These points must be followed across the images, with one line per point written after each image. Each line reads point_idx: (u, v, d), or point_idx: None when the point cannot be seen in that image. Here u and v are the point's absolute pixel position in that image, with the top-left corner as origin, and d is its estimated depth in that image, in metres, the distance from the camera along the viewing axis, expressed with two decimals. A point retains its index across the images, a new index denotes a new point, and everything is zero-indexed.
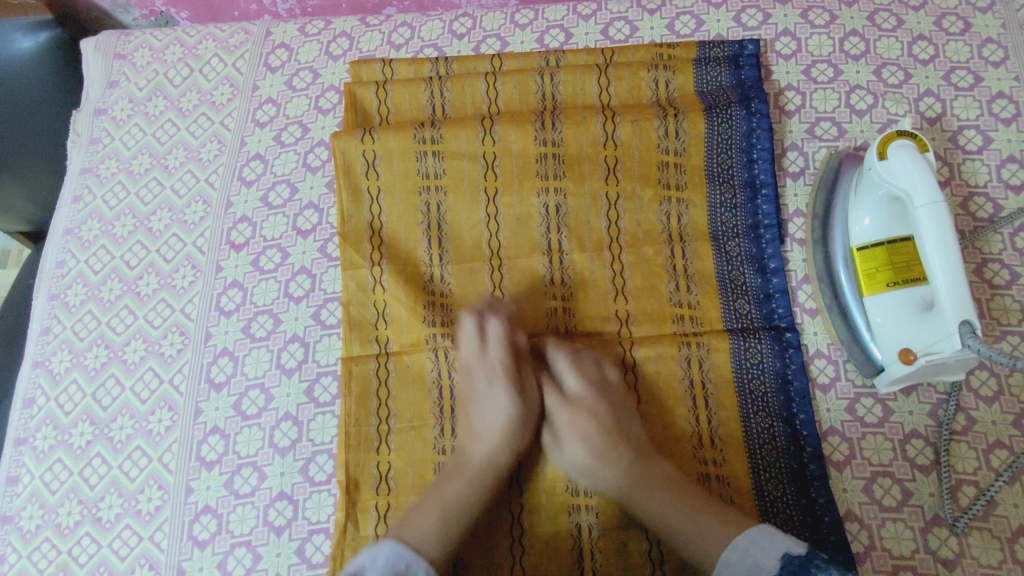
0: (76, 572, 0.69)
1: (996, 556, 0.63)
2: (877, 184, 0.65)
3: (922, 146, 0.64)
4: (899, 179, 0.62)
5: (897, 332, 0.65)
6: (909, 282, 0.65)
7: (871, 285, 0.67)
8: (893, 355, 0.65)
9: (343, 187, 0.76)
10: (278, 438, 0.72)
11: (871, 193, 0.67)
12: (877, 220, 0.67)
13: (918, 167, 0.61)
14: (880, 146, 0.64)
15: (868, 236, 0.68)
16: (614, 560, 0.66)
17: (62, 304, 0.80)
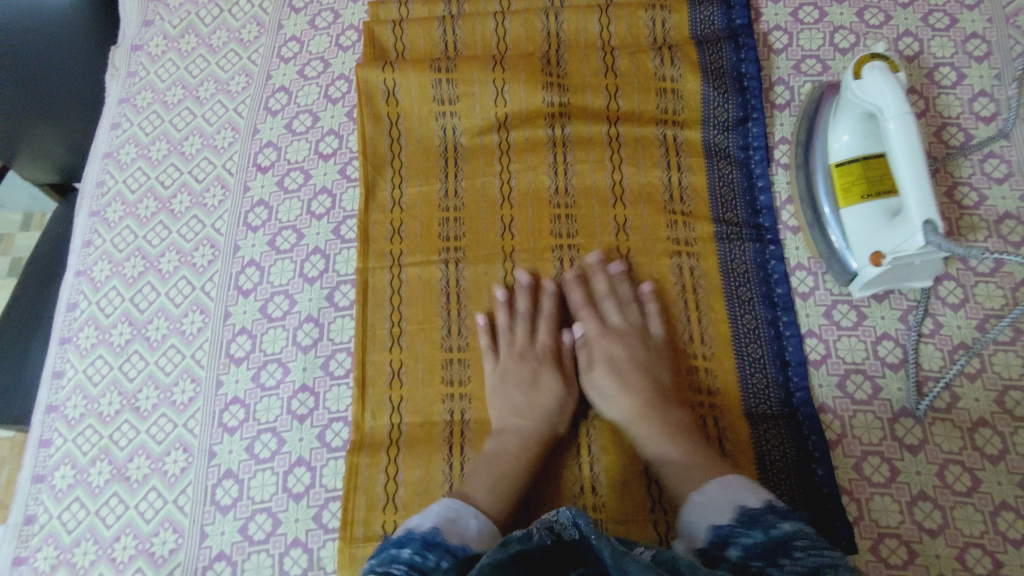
0: (118, 455, 0.76)
1: (957, 443, 0.69)
2: (853, 102, 0.71)
3: (894, 67, 0.69)
4: (871, 95, 0.68)
5: (869, 237, 0.70)
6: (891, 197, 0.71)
7: (847, 198, 0.73)
8: (865, 260, 0.71)
9: (365, 111, 0.84)
10: (301, 337, 0.79)
11: (849, 112, 0.73)
12: (853, 136, 0.73)
13: (888, 83, 0.67)
14: (855, 67, 0.70)
15: (844, 153, 0.74)
16: (610, 441, 0.72)
17: (102, 220, 0.87)
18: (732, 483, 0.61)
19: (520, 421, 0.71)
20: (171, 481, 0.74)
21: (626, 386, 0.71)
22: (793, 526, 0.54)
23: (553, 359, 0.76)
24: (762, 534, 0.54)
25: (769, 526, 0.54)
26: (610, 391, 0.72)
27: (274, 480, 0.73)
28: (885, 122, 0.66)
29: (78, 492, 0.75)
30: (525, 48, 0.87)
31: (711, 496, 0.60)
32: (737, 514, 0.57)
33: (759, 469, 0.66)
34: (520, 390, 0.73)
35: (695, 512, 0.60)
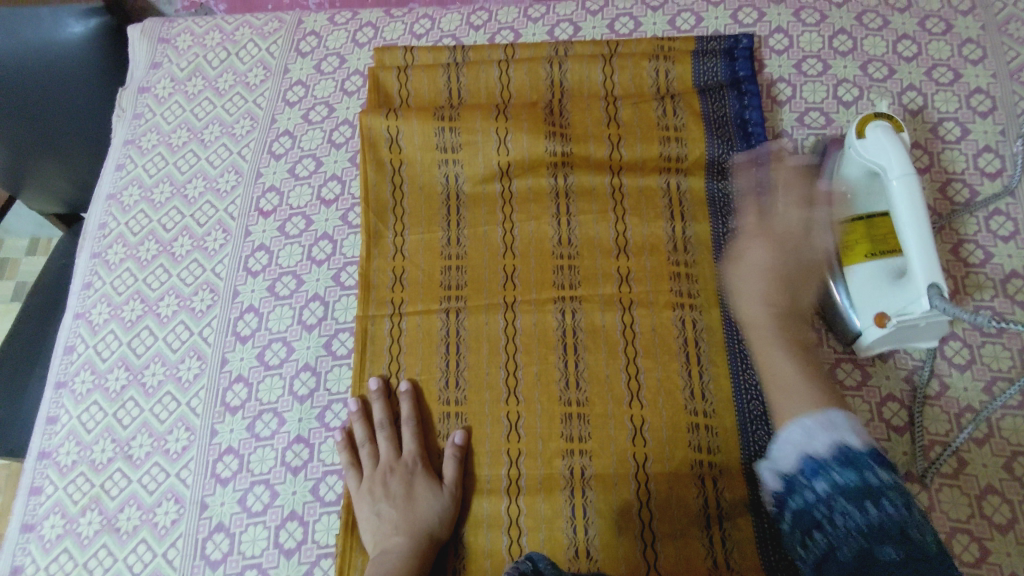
0: (108, 504, 0.75)
1: (964, 510, 0.67)
2: (854, 161, 0.71)
3: (898, 127, 0.70)
4: (874, 155, 0.68)
5: (871, 297, 0.70)
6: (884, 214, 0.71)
7: (851, 256, 0.72)
8: (868, 320, 0.70)
9: (368, 158, 0.84)
10: (298, 386, 0.78)
11: (851, 170, 0.73)
12: (855, 194, 0.72)
13: (890, 144, 0.67)
14: (859, 125, 0.70)
15: (846, 212, 0.73)
16: (607, 502, 0.70)
17: (103, 262, 0.87)
18: (838, 419, 0.53)
19: (397, 537, 0.68)
20: (161, 534, 0.73)
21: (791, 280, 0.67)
22: (890, 475, 0.48)
23: (425, 465, 0.73)
24: (856, 477, 0.48)
25: (867, 468, 0.48)
26: (749, 292, 0.68)
27: (266, 534, 0.72)
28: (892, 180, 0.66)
29: (66, 543, 0.74)
30: (529, 96, 0.87)
31: (816, 425, 0.53)
32: (835, 449, 0.50)
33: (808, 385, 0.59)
34: (391, 504, 0.70)
35: (780, 443, 0.54)
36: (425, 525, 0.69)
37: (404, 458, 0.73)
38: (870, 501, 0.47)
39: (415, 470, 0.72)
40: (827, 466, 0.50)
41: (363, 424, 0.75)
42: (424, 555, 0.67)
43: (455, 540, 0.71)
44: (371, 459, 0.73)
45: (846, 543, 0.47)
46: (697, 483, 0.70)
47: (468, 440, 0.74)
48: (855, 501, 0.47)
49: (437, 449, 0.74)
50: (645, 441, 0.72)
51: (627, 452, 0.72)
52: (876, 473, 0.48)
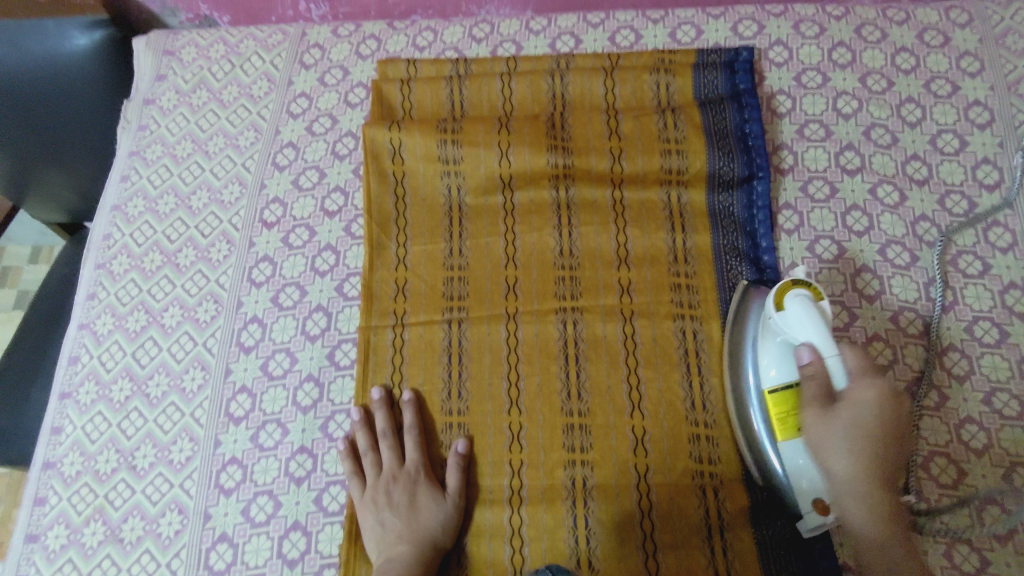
0: (112, 515, 0.75)
1: (964, 521, 0.68)
2: (779, 335, 0.68)
3: (818, 296, 0.67)
4: (797, 333, 0.65)
5: (807, 470, 0.66)
6: (807, 349, 0.64)
7: (783, 430, 0.67)
8: (805, 495, 0.66)
9: (371, 170, 0.85)
10: (301, 397, 0.78)
11: (772, 343, 0.68)
12: (781, 371, 0.67)
13: (813, 322, 0.64)
14: (777, 296, 0.67)
15: (773, 380, 0.68)
16: (609, 512, 0.71)
17: (107, 273, 0.87)
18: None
19: (400, 546, 0.68)
20: (164, 544, 0.73)
21: (862, 447, 0.61)
22: None
23: (428, 474, 0.73)
24: None
25: None
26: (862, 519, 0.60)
27: (269, 544, 0.72)
28: (825, 358, 0.63)
29: (70, 553, 0.74)
30: (531, 108, 0.88)
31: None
32: None
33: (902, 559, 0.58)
34: (394, 514, 0.70)
35: None
36: (429, 535, 0.69)
37: (407, 467, 0.73)
38: None
39: (417, 479, 0.72)
40: None
41: (365, 433, 0.75)
42: (428, 564, 0.68)
43: (457, 550, 0.71)
44: (374, 467, 0.73)
45: None
46: (699, 493, 0.71)
47: (471, 449, 0.74)
48: None
49: (439, 458, 0.75)
50: (646, 452, 0.73)
51: (628, 462, 0.72)
52: None
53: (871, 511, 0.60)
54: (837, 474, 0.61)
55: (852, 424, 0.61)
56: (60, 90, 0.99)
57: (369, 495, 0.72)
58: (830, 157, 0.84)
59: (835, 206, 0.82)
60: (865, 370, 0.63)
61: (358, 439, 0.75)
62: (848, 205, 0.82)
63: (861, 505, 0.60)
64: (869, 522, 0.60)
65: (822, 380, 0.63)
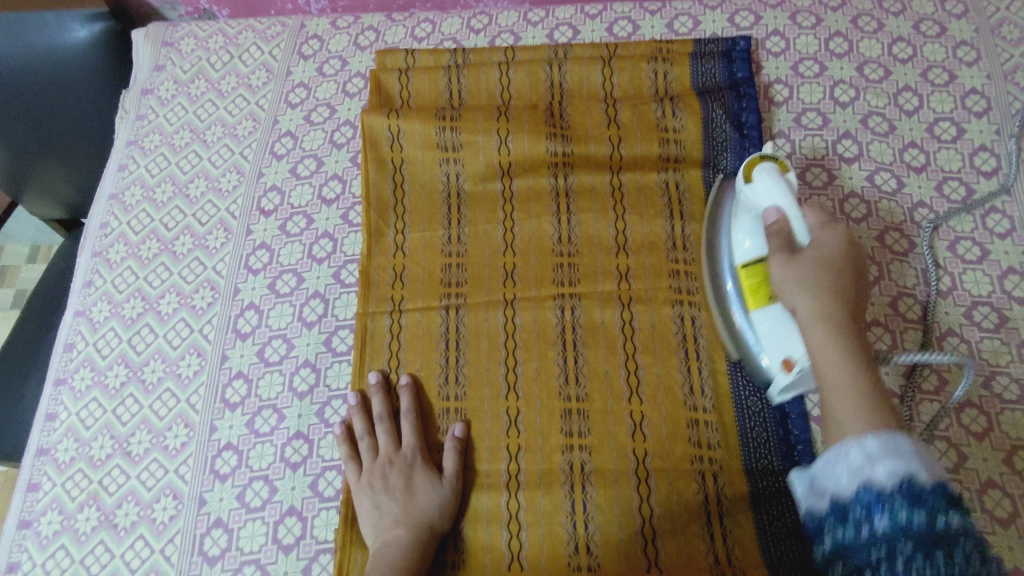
0: (106, 501, 0.74)
1: (966, 505, 0.67)
2: (749, 207, 0.70)
3: (784, 169, 0.69)
4: (763, 199, 0.67)
5: (779, 342, 0.67)
6: (774, 212, 0.65)
7: (756, 299, 0.69)
8: (776, 364, 0.68)
9: (369, 156, 0.85)
10: (297, 383, 0.78)
11: (746, 215, 0.70)
12: (753, 244, 0.69)
13: (777, 184, 0.66)
14: (747, 170, 0.70)
15: (746, 257, 0.70)
16: (607, 497, 0.70)
17: (104, 261, 0.87)
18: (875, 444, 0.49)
19: (397, 530, 0.68)
20: (159, 530, 0.73)
21: (829, 322, 0.60)
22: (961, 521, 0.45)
23: (425, 458, 0.73)
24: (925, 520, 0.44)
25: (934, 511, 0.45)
26: (807, 303, 0.61)
27: (265, 530, 0.71)
28: (789, 217, 0.64)
29: (64, 539, 0.73)
30: (529, 97, 0.88)
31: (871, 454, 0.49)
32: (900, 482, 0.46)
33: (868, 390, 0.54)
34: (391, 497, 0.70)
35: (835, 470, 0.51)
36: (426, 520, 0.69)
37: (404, 450, 0.73)
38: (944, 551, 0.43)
39: (414, 463, 0.72)
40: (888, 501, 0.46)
41: (362, 417, 0.75)
42: (425, 549, 0.67)
43: (454, 536, 0.71)
44: (370, 451, 0.73)
45: None
46: (697, 479, 0.70)
47: (468, 434, 0.74)
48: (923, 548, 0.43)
49: (437, 442, 0.74)
50: (644, 437, 0.72)
51: (626, 448, 0.72)
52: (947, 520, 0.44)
53: (816, 294, 0.61)
54: (802, 312, 0.61)
55: (818, 262, 0.62)
56: (58, 83, 1.00)
57: (365, 480, 0.71)
58: (827, 146, 0.85)
59: (833, 194, 0.82)
60: (828, 223, 0.65)
61: (356, 422, 0.75)
62: (846, 192, 0.82)
63: (829, 362, 0.57)
64: (851, 384, 0.55)
65: (783, 231, 0.64)
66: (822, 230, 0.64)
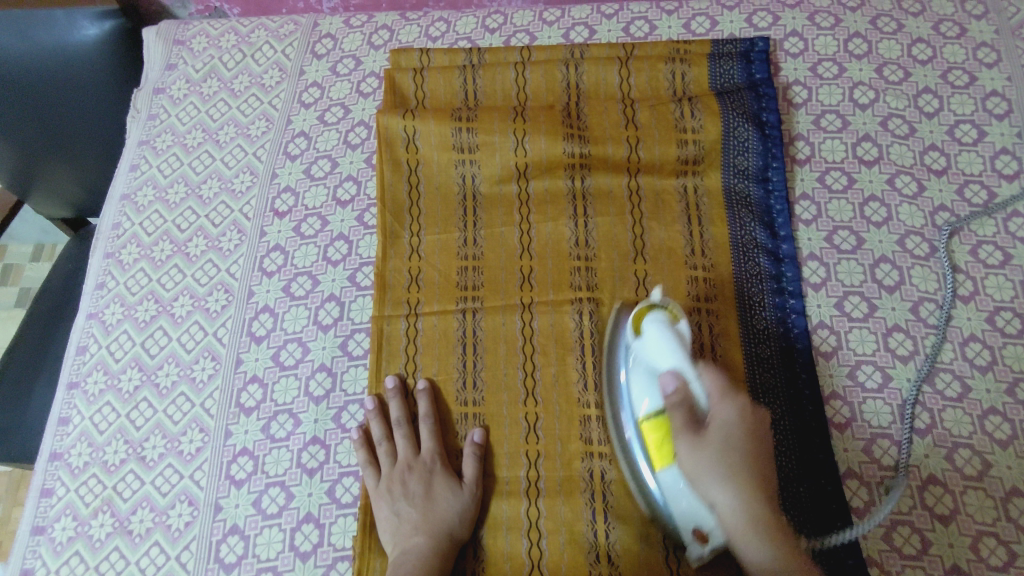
0: (121, 506, 0.74)
1: (990, 513, 0.67)
2: (642, 365, 0.67)
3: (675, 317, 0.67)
4: (660, 361, 0.65)
5: (688, 512, 0.63)
6: (671, 375, 0.62)
7: (661, 460, 0.65)
8: (668, 467, 0.64)
9: (384, 158, 0.84)
10: (313, 387, 0.77)
11: (646, 373, 0.67)
12: (652, 402, 0.66)
13: (671, 347, 0.64)
14: (636, 322, 0.69)
15: (647, 413, 0.66)
16: (628, 505, 0.69)
17: (116, 263, 0.86)
18: None
19: (416, 538, 0.67)
20: (174, 536, 0.72)
21: (737, 475, 0.59)
22: None
23: (443, 465, 0.72)
24: None
25: None
26: (724, 498, 0.59)
27: (281, 537, 0.71)
28: (689, 379, 0.62)
29: (78, 545, 0.72)
30: (545, 98, 0.87)
31: None
32: None
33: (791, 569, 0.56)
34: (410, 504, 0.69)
35: None
36: (446, 528, 0.68)
37: (422, 457, 0.72)
38: None
39: (434, 469, 0.71)
40: None
41: (380, 422, 0.74)
42: (445, 557, 0.67)
43: (473, 543, 0.70)
44: (388, 457, 0.72)
45: None
46: None
47: (487, 440, 0.73)
48: None
49: (455, 448, 0.74)
50: None
51: None
52: None
53: (728, 479, 0.59)
54: (721, 508, 0.59)
55: (721, 446, 0.59)
56: (76, 83, 0.98)
57: (384, 486, 0.70)
58: (846, 149, 0.84)
59: (853, 197, 0.81)
60: (726, 391, 0.62)
61: (374, 428, 0.74)
62: (866, 195, 0.81)
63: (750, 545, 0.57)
64: (779, 565, 0.56)
65: (685, 404, 0.61)
66: (718, 418, 0.60)
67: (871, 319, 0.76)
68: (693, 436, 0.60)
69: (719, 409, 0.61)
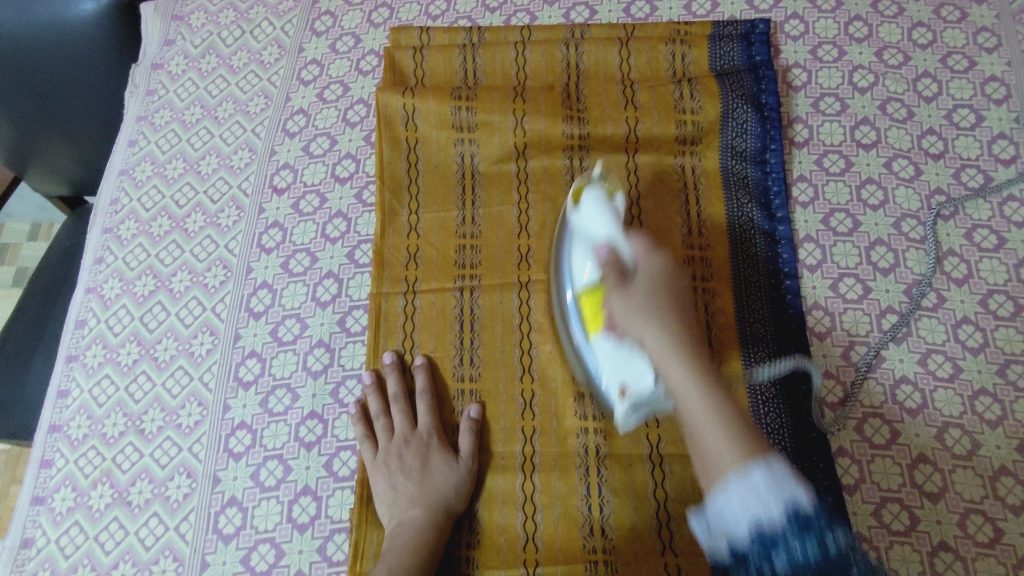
0: (120, 478, 0.74)
1: (978, 491, 0.68)
2: (581, 236, 0.68)
3: (613, 192, 0.70)
4: (596, 228, 0.67)
5: (616, 366, 0.62)
6: (605, 245, 0.65)
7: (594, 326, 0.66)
8: (613, 389, 0.64)
9: (384, 135, 0.84)
10: (311, 362, 0.77)
11: (582, 242, 0.68)
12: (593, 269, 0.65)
13: (604, 214, 0.67)
14: (575, 197, 0.71)
15: (587, 282, 0.66)
16: (620, 480, 0.70)
17: (114, 238, 0.86)
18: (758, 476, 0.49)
19: (411, 510, 0.68)
20: (173, 507, 0.73)
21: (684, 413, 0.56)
22: (847, 536, 0.49)
23: (439, 440, 0.73)
24: (819, 554, 0.47)
25: (823, 535, 0.47)
26: (650, 330, 0.58)
27: (279, 509, 0.72)
28: (618, 244, 0.65)
29: (77, 516, 0.73)
30: (545, 78, 0.87)
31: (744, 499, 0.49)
32: (789, 514, 0.48)
33: (721, 405, 0.54)
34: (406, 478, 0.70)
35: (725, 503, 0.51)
36: (441, 501, 0.69)
37: (418, 431, 0.73)
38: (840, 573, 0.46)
39: (430, 443, 0.72)
40: (783, 538, 0.48)
41: (377, 397, 0.75)
42: (441, 528, 0.68)
43: (469, 517, 0.71)
44: (385, 431, 0.73)
45: None
46: None
47: (483, 416, 0.74)
48: None
49: (451, 424, 0.75)
50: (658, 423, 0.72)
51: (640, 433, 0.72)
52: (836, 539, 0.48)
53: (658, 312, 0.59)
54: (649, 342, 0.58)
55: (649, 291, 0.61)
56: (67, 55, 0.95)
57: (381, 460, 0.71)
58: (845, 132, 0.84)
59: (850, 180, 0.82)
60: (655, 248, 0.64)
61: (372, 403, 0.74)
62: (863, 178, 0.82)
63: (691, 400, 0.55)
64: (700, 397, 0.55)
65: (615, 262, 0.63)
66: (646, 270, 0.62)
67: (865, 300, 0.76)
68: (622, 288, 0.62)
69: (647, 264, 0.63)
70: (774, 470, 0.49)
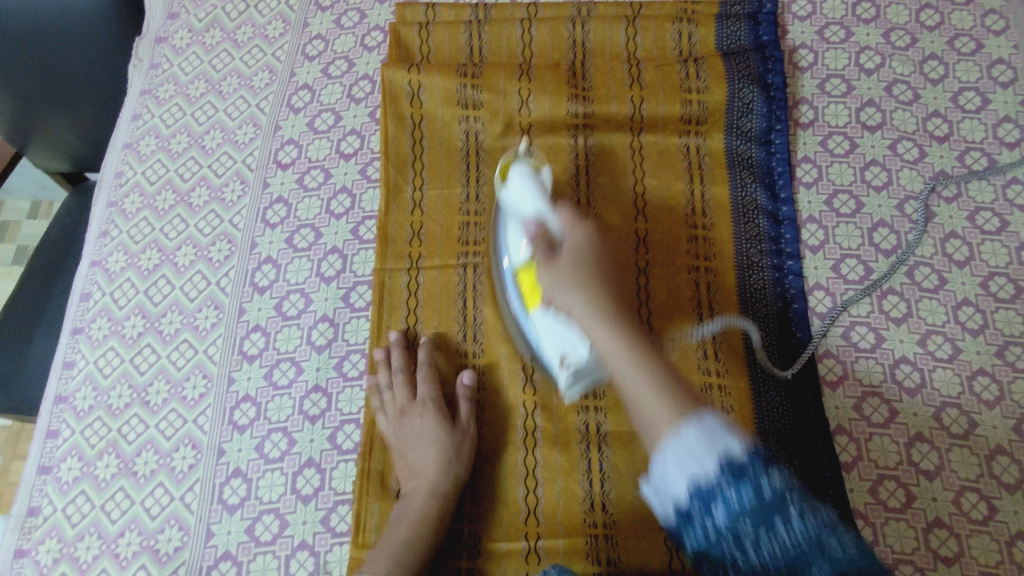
0: (126, 448, 0.75)
1: (974, 470, 0.69)
2: (511, 212, 0.67)
3: (539, 166, 0.69)
4: (524, 206, 0.65)
5: (554, 341, 0.65)
6: (534, 221, 0.64)
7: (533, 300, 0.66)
8: (553, 362, 0.67)
9: (389, 111, 0.83)
10: (315, 337, 0.78)
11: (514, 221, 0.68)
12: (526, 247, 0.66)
13: (531, 190, 0.65)
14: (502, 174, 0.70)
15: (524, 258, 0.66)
16: (621, 455, 0.71)
17: (119, 211, 0.87)
18: (686, 436, 0.48)
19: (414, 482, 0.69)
20: (178, 478, 0.73)
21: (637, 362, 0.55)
22: (781, 475, 0.46)
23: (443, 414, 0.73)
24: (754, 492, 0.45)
25: (756, 481, 0.45)
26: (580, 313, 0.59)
27: (283, 480, 0.72)
28: (546, 219, 0.63)
29: (83, 485, 0.74)
30: (551, 56, 0.87)
31: (681, 459, 0.47)
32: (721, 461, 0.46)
33: (660, 391, 0.52)
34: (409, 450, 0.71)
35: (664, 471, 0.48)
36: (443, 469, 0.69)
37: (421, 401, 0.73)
38: (778, 514, 0.45)
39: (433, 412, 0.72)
40: (717, 488, 0.46)
41: (382, 368, 0.75)
42: (442, 496, 0.68)
43: (471, 489, 0.72)
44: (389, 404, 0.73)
45: (766, 566, 0.46)
46: None
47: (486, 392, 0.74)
48: (762, 526, 0.45)
49: (454, 399, 0.75)
50: None
51: None
52: (770, 481, 0.46)
53: (581, 288, 0.59)
54: (576, 312, 0.59)
55: (574, 265, 0.60)
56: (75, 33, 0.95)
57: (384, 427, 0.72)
58: (850, 113, 0.84)
59: (854, 161, 0.82)
60: (578, 221, 0.63)
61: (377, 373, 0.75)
62: (868, 160, 0.82)
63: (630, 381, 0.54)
64: (638, 377, 0.54)
65: (543, 238, 0.62)
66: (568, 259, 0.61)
67: (867, 281, 0.77)
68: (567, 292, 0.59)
69: (571, 242, 0.62)
70: (709, 429, 0.47)
